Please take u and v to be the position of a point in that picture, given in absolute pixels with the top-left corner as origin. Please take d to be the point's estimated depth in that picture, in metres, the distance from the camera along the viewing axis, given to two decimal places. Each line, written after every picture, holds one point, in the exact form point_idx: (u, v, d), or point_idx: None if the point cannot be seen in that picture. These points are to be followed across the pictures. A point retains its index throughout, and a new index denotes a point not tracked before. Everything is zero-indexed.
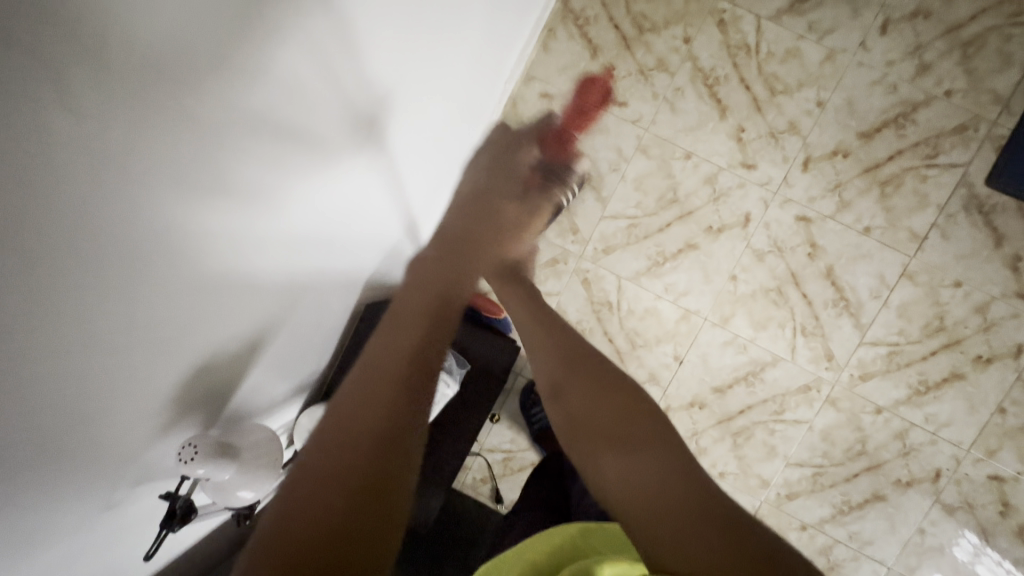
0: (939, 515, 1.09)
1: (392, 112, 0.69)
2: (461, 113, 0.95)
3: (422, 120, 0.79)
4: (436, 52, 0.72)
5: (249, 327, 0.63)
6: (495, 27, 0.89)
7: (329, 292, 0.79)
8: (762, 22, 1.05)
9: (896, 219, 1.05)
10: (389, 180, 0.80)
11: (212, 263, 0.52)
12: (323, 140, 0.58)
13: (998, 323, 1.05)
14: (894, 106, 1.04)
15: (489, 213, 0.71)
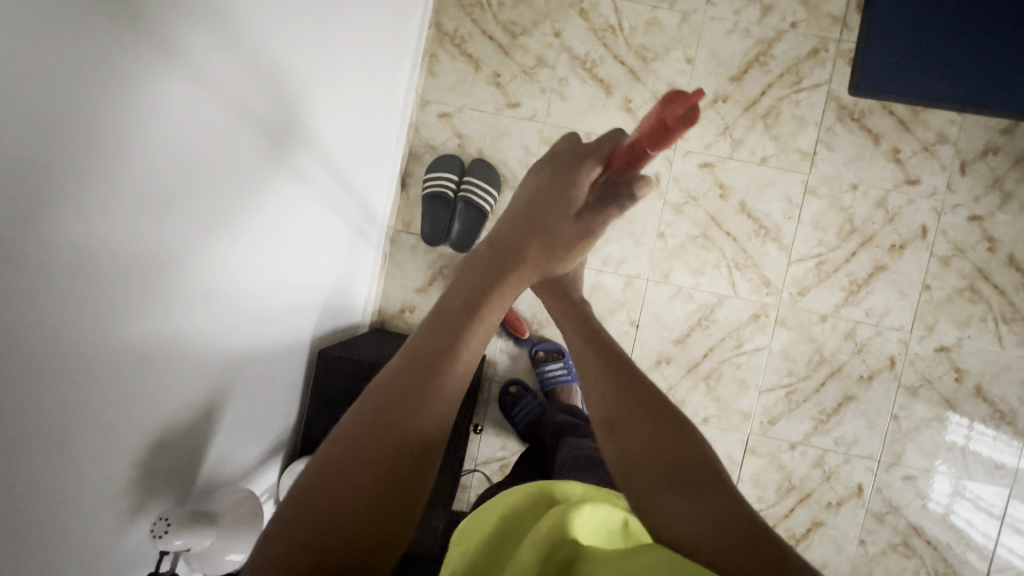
0: (906, 398, 1.16)
1: (289, 138, 0.70)
2: (364, 147, 0.98)
3: (325, 144, 0.81)
4: (318, 70, 0.74)
5: (199, 395, 0.63)
6: (374, 60, 0.93)
7: (279, 332, 0.80)
8: (618, 3, 1.15)
9: (785, 144, 1.15)
10: (312, 208, 0.83)
11: (146, 336, 0.52)
12: (223, 175, 0.58)
13: (899, 211, 1.15)
14: (753, 47, 1.14)
15: (543, 225, 0.47)
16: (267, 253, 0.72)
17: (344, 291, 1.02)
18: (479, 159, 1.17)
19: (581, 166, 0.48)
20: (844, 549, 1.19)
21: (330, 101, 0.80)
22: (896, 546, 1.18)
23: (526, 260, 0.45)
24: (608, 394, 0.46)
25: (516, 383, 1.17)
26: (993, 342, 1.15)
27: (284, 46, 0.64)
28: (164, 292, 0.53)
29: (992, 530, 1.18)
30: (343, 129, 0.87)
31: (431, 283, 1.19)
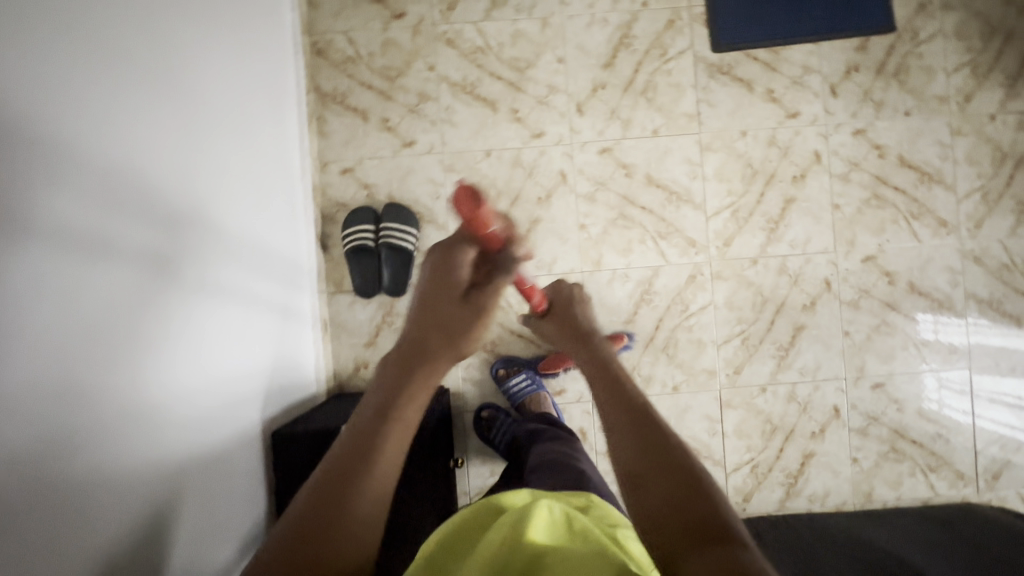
0: (851, 312, 1.21)
1: (180, 240, 0.72)
2: (268, 218, 0.99)
3: (228, 228, 0.84)
4: (198, 158, 0.77)
5: (141, 510, 0.63)
6: (251, 134, 0.94)
7: (228, 423, 0.80)
8: (479, 25, 1.20)
9: (670, 112, 1.21)
10: (232, 291, 0.84)
11: (61, 473, 0.52)
12: (117, 276, 0.60)
13: (790, 144, 1.22)
14: (614, 33, 1.20)
15: (443, 321, 0.57)
16: (193, 360, 0.73)
17: (287, 362, 1.02)
18: (391, 203, 1.19)
19: (456, 254, 0.57)
20: (840, 471, 1.21)
21: (213, 189, 0.81)
22: (886, 454, 1.22)
23: (431, 358, 0.55)
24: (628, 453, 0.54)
25: (487, 407, 1.16)
26: (911, 239, 1.22)
27: (155, 142, 0.67)
28: (67, 397, 0.53)
29: (967, 412, 1.23)
30: (240, 208, 0.89)
31: (377, 334, 1.19)
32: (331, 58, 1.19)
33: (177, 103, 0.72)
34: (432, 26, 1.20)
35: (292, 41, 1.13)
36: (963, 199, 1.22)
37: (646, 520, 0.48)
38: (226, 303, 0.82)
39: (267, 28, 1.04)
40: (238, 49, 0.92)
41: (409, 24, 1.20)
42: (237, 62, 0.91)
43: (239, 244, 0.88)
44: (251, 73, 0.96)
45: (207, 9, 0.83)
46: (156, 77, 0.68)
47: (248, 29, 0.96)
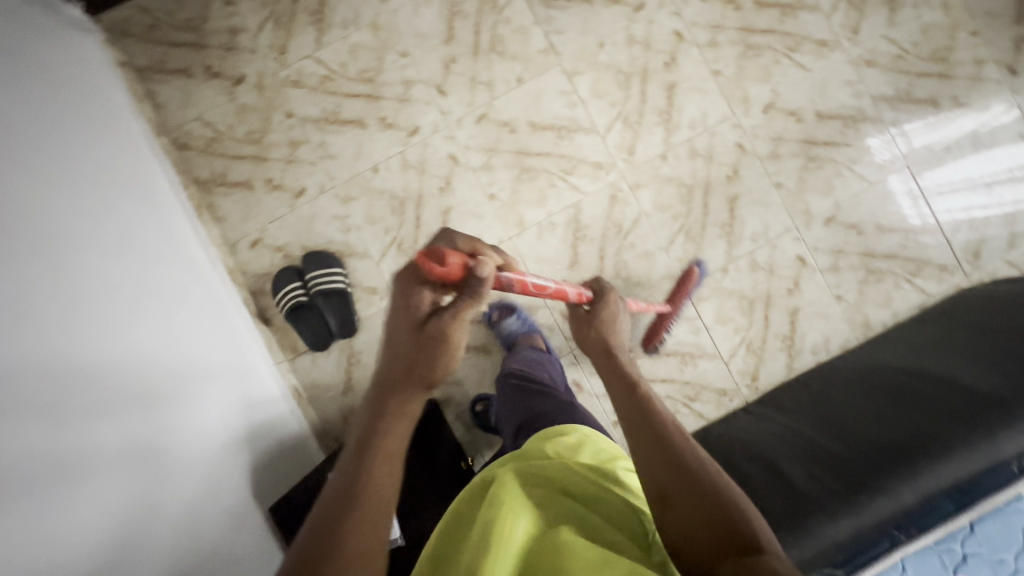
0: (774, 164, 1.20)
1: (142, 372, 0.79)
2: (213, 325, 1.04)
3: (179, 349, 0.91)
4: (105, 308, 0.78)
5: None
6: (163, 257, 1.00)
7: (222, 527, 0.84)
8: (315, 56, 1.20)
9: (525, 56, 1.20)
10: (196, 410, 0.87)
11: None
12: (74, 454, 0.62)
13: (649, 35, 1.20)
14: (441, 7, 1.20)
15: (416, 364, 0.58)
16: (187, 472, 0.79)
17: (270, 446, 1.04)
18: (308, 253, 1.19)
19: (415, 293, 0.59)
20: (830, 314, 1.21)
21: (152, 319, 0.88)
22: (865, 280, 1.21)
23: (403, 392, 0.57)
24: (652, 466, 0.59)
25: (478, 399, 1.17)
26: (800, 71, 1.20)
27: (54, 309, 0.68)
28: (69, 517, 0.59)
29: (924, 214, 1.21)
30: (185, 328, 0.95)
31: (350, 379, 1.19)
32: (196, 145, 1.20)
33: (87, 256, 0.79)
34: (274, 76, 1.20)
35: (148, 145, 1.13)
36: (831, 13, 1.20)
37: (676, 531, 0.55)
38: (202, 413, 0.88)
39: (114, 141, 1.03)
40: (98, 179, 0.92)
41: (252, 84, 1.20)
42: (102, 193, 0.91)
43: (196, 358, 0.94)
44: (121, 196, 0.96)
45: (55, 153, 0.83)
46: (35, 257, 0.69)
47: (99, 154, 0.96)
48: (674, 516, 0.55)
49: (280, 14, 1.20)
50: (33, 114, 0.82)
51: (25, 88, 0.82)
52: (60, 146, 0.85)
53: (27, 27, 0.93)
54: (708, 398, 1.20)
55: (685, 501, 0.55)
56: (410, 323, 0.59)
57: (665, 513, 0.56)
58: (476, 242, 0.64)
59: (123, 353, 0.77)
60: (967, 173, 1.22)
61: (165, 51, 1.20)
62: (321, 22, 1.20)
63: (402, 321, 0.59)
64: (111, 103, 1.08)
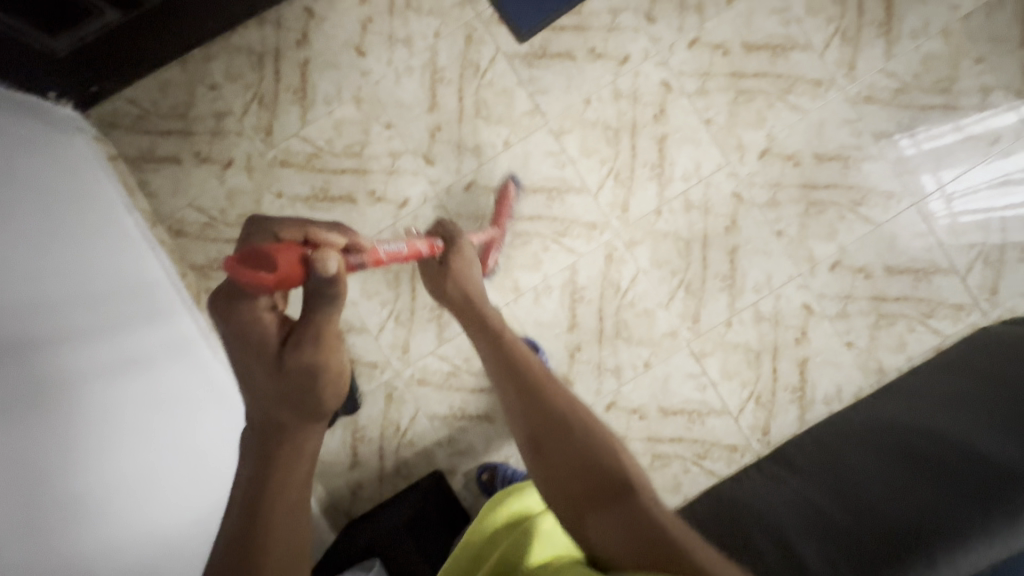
0: (773, 211, 1.17)
1: (121, 371, 0.86)
2: (202, 381, 1.07)
3: (164, 374, 0.97)
4: (93, 372, 0.81)
5: None
6: (155, 312, 1.05)
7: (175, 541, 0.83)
8: (301, 134, 1.20)
9: (510, 119, 1.19)
10: (170, 446, 0.89)
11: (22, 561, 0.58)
12: (44, 410, 0.69)
13: (635, 87, 1.18)
14: (423, 75, 1.19)
15: (289, 399, 0.53)
16: (149, 467, 0.83)
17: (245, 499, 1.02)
18: None
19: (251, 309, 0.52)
20: (841, 362, 1.17)
21: (135, 340, 0.95)
22: (876, 324, 1.17)
23: (284, 431, 0.54)
24: (531, 427, 0.71)
25: (484, 468, 1.17)
26: (794, 114, 1.17)
27: (54, 464, 0.67)
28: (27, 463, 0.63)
29: (943, 212, 1.17)
30: (170, 363, 1.01)
31: (356, 454, 1.19)
32: (191, 231, 1.21)
33: (80, 274, 0.89)
34: (262, 157, 1.21)
35: (145, 239, 1.15)
36: (824, 50, 1.17)
37: (547, 478, 0.67)
38: (174, 426, 0.92)
39: (103, 240, 1.02)
40: (92, 290, 0.91)
41: (241, 166, 1.21)
42: (96, 304, 0.90)
43: (178, 385, 0.99)
44: (115, 302, 0.95)
45: (58, 269, 0.84)
46: (34, 253, 0.81)
47: (92, 258, 0.95)
48: (547, 463, 0.67)
49: (264, 94, 1.20)
50: (25, 241, 0.80)
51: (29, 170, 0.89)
52: (54, 266, 0.84)
53: (13, 138, 0.91)
54: (718, 455, 1.17)
55: (565, 457, 0.67)
56: (261, 360, 0.53)
57: (539, 462, 0.68)
58: (307, 227, 0.57)
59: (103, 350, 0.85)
60: (979, 178, 1.16)
61: (154, 140, 1.21)
62: (305, 100, 1.20)
63: (244, 352, 0.53)
64: (105, 200, 1.10)
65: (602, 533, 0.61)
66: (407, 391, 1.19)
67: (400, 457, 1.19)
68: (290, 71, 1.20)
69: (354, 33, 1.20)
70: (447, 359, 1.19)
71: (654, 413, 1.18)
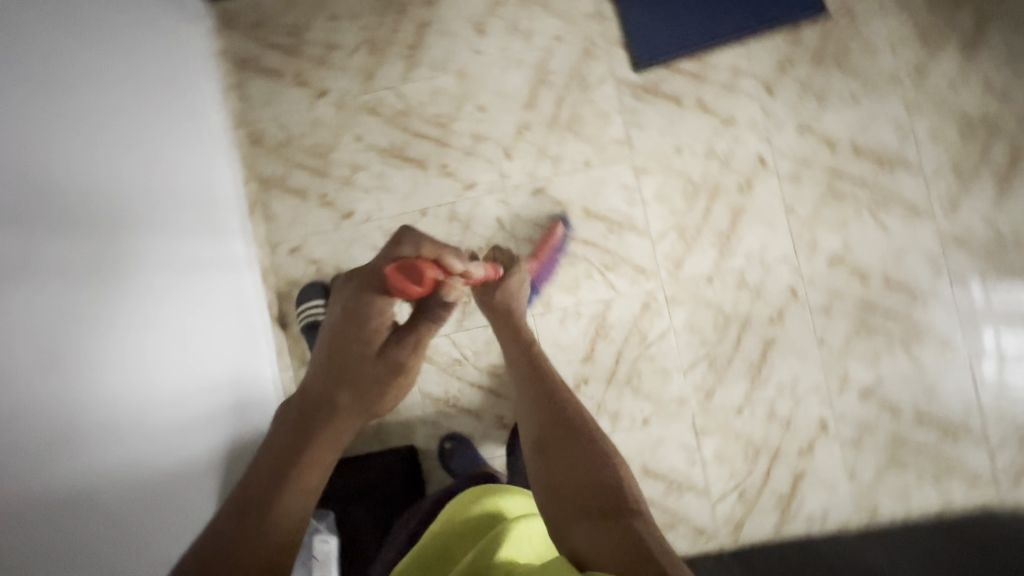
0: (824, 318, 1.14)
1: (160, 240, 0.91)
2: (231, 281, 1.11)
3: (198, 259, 1.01)
4: (135, 230, 0.85)
5: (64, 441, 0.66)
6: (212, 205, 1.10)
7: (167, 410, 0.85)
8: (399, 89, 1.22)
9: (599, 141, 1.19)
10: (181, 323, 0.93)
11: (17, 373, 0.60)
12: (81, 245, 0.73)
13: (730, 152, 1.16)
14: (531, 72, 1.20)
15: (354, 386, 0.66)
16: (157, 333, 0.86)
17: (234, 401, 1.04)
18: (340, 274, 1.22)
19: (370, 304, 0.68)
20: (836, 489, 1.14)
21: (185, 218, 0.99)
22: (886, 465, 1.13)
23: (337, 406, 0.64)
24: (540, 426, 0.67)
25: (449, 437, 1.18)
26: (879, 232, 1.13)
27: (64, 313, 0.69)
28: (47, 283, 0.67)
29: (1001, 372, 1.11)
30: (207, 255, 1.05)
31: None
32: (267, 145, 1.25)
33: (158, 141, 0.94)
34: (355, 98, 1.23)
35: (223, 139, 1.19)
36: (932, 179, 1.13)
37: (551, 484, 0.60)
38: (190, 309, 0.96)
39: (180, 122, 1.04)
40: (159, 154, 0.95)
41: (333, 100, 1.24)
42: (155, 172, 0.92)
43: (208, 275, 1.03)
44: (171, 187, 0.97)
45: (138, 127, 0.90)
46: (121, 106, 0.86)
47: (166, 142, 0.97)
48: (549, 466, 0.62)
49: (377, 40, 1.23)
50: (108, 104, 0.83)
51: (139, 38, 0.95)
52: (122, 133, 0.85)
53: (128, 11, 0.93)
54: (684, 532, 1.15)
55: (559, 460, 0.62)
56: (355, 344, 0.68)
57: (541, 462, 0.63)
58: (439, 252, 0.70)
59: (152, 213, 0.90)
60: None
61: (262, 49, 1.24)
62: (412, 58, 1.22)
63: (349, 330, 0.68)
64: (200, 92, 1.14)
65: (587, 537, 0.52)
66: None
67: (382, 421, 1.21)
68: (408, 26, 1.22)
69: (480, 10, 1.21)
70: (458, 346, 1.20)
71: (636, 469, 1.16)
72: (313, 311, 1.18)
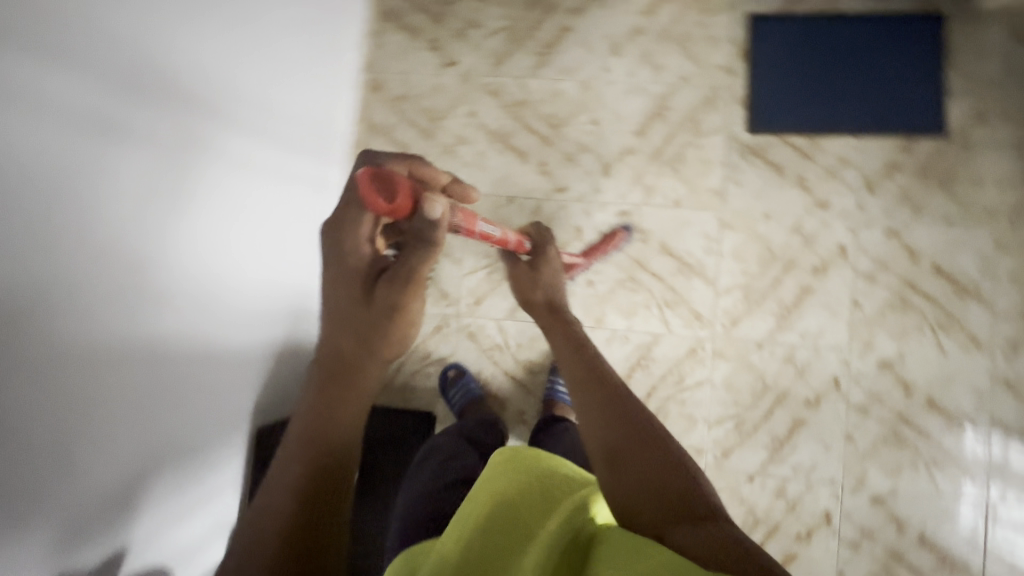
0: (858, 416, 1.16)
1: (273, 146, 0.96)
2: (318, 205, 1.15)
3: (297, 175, 1.05)
4: (257, 130, 0.90)
5: (150, 298, 0.70)
6: (323, 132, 1.15)
7: (233, 303, 0.89)
8: (524, 81, 1.28)
9: (695, 185, 1.22)
10: (267, 228, 0.97)
11: (129, 223, 0.65)
12: (213, 127, 0.78)
13: (815, 234, 1.19)
14: (651, 102, 1.24)
15: (366, 333, 0.60)
16: (244, 228, 0.90)
17: (289, 317, 1.08)
18: None
19: (348, 236, 0.63)
20: None
21: (297, 134, 1.04)
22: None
23: (351, 357, 0.58)
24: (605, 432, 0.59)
25: (455, 366, 1.22)
26: (935, 351, 1.15)
27: (183, 182, 0.73)
28: (178, 152, 0.71)
29: (1015, 522, 1.12)
30: (306, 174, 1.09)
31: None
32: (386, 94, 1.30)
33: (296, 59, 1.00)
34: (480, 76, 1.28)
35: (348, 77, 1.24)
36: (1000, 318, 1.15)
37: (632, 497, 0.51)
38: (278, 217, 1.00)
39: (319, 48, 1.09)
40: (294, 70, 1.00)
41: (459, 72, 1.29)
42: (286, 84, 0.98)
43: (301, 193, 1.08)
44: (293, 108, 1.01)
45: (285, 40, 0.95)
46: (277, 16, 0.91)
47: (298, 69, 1.01)
48: (625, 478, 0.53)
49: (518, 31, 1.28)
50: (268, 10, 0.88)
51: None
52: (271, 40, 0.91)
53: None
54: None
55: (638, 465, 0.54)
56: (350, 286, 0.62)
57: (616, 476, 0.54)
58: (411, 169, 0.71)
59: (274, 119, 0.95)
60: None
61: (410, 7, 1.31)
62: (544, 56, 1.27)
63: (339, 273, 0.63)
64: (344, 30, 1.20)
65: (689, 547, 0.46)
66: (455, 335, 1.24)
67: (411, 381, 1.24)
68: (550, 26, 1.27)
69: (621, 32, 1.26)
70: (504, 333, 1.24)
71: None
72: None
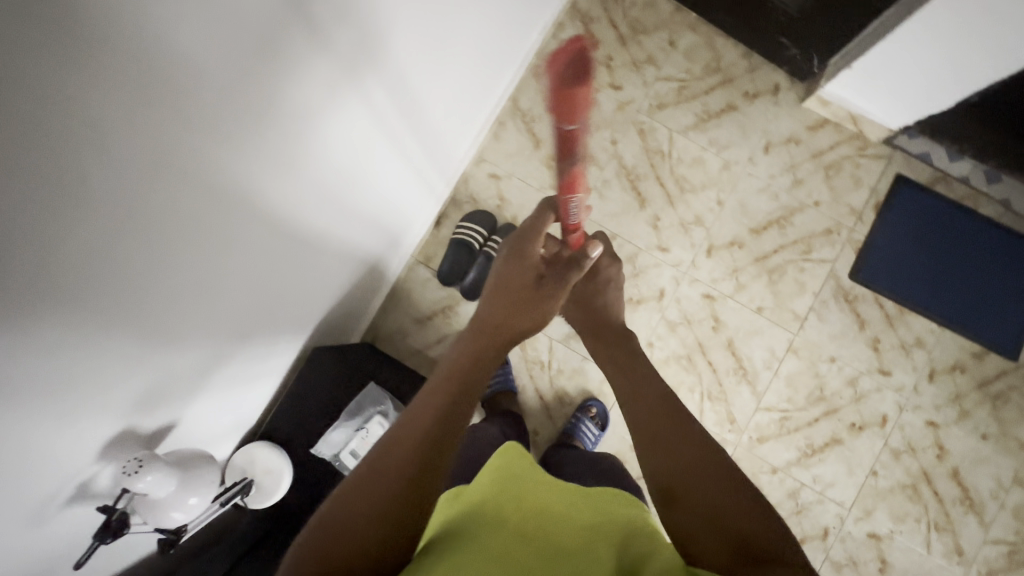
0: (830, 572, 1.20)
1: (442, 91, 0.95)
2: (445, 162, 1.15)
3: (444, 127, 1.05)
4: (439, 74, 0.91)
5: (304, 191, 0.69)
6: (478, 99, 1.15)
7: (350, 220, 0.88)
8: (673, 135, 1.29)
9: (782, 301, 1.25)
10: (404, 164, 0.96)
11: (325, 116, 0.65)
12: (413, 56, 0.79)
13: (866, 394, 1.24)
14: (777, 209, 1.27)
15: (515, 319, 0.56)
16: (389, 156, 0.89)
17: (377, 253, 1.06)
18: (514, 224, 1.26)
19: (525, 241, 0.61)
20: None
21: (462, 90, 1.04)
22: None
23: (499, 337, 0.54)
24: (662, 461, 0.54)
25: None
26: (921, 545, 1.20)
27: (372, 95, 0.73)
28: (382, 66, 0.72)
29: None
30: (450, 130, 1.09)
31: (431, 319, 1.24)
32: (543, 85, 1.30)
33: (494, 25, 1.01)
34: (636, 111, 1.29)
35: (519, 60, 1.25)
36: (989, 541, 1.20)
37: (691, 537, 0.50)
38: (414, 158, 0.99)
39: (513, 25, 1.10)
40: (488, 34, 1.01)
41: (619, 98, 1.29)
42: (477, 43, 0.98)
43: (439, 145, 1.07)
44: (471, 65, 1.02)
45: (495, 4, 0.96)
46: None
47: (492, 31, 1.02)
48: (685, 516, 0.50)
49: (688, 87, 1.29)
50: None
51: None
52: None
53: None
54: None
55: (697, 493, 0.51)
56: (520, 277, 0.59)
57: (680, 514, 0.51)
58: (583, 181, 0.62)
59: (454, 69, 0.95)
60: None
61: (601, 17, 1.31)
62: (702, 122, 1.29)
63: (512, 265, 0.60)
64: (536, 19, 1.21)
65: None
66: None
67: None
68: (719, 98, 1.29)
69: (779, 134, 1.29)
70: (551, 354, 1.24)
71: None
72: (473, 233, 1.21)
